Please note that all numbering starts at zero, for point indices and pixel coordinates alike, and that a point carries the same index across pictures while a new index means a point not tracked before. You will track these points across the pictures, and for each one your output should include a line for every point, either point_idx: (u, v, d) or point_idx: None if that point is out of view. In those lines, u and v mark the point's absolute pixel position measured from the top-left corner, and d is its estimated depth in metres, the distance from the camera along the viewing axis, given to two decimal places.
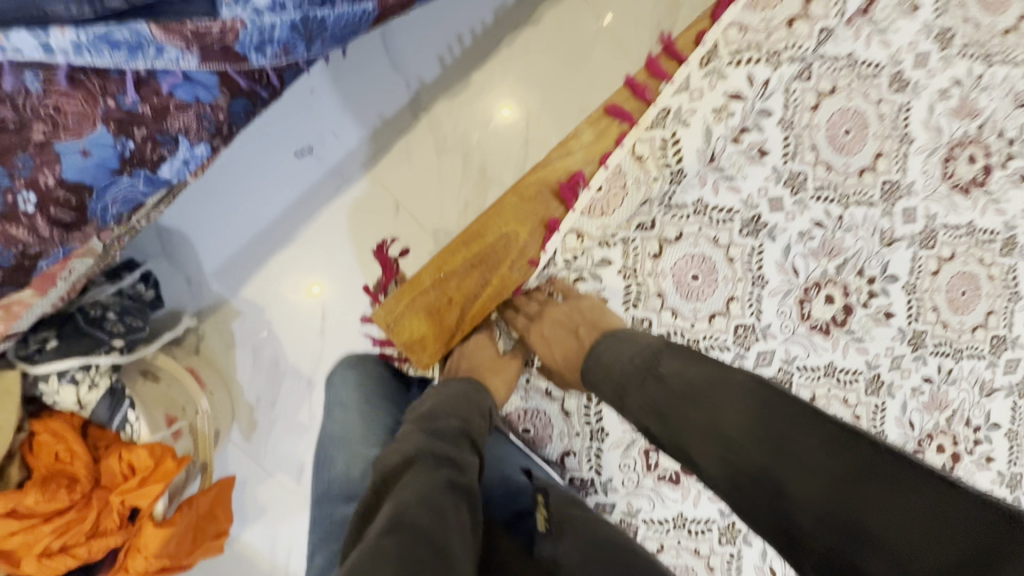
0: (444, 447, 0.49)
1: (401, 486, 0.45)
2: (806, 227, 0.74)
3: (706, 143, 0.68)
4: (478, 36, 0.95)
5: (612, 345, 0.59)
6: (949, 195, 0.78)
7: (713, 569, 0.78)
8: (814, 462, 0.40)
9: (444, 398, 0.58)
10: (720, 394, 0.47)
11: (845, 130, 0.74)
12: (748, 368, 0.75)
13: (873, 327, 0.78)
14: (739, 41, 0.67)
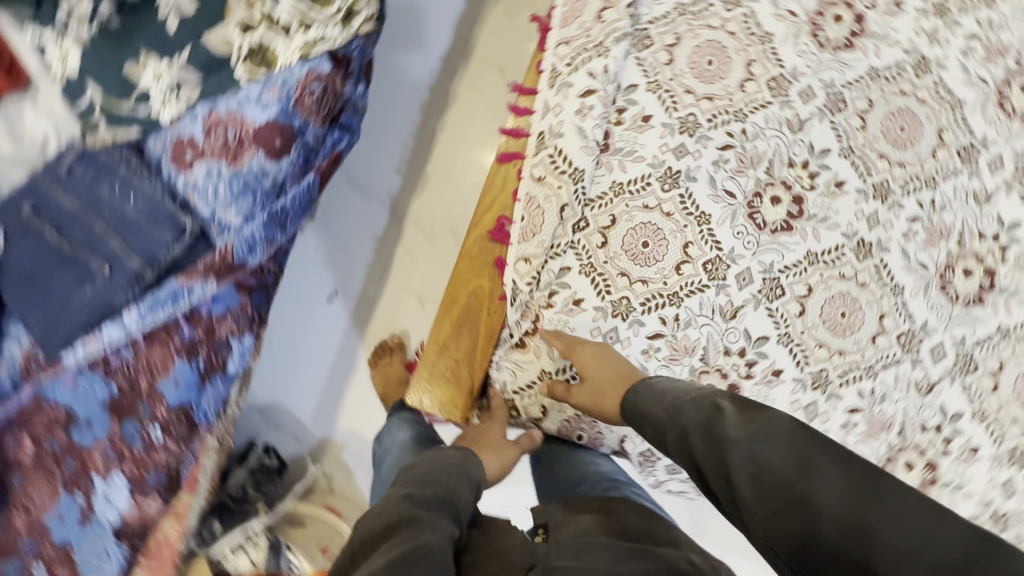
0: (425, 515, 0.57)
1: (374, 553, 0.53)
2: (716, 154, 0.79)
3: (584, 135, 0.79)
4: (414, 143, 1.23)
5: (665, 385, 0.68)
6: (835, 57, 0.82)
7: None
8: (838, 481, 0.51)
9: (431, 467, 0.66)
10: (761, 423, 0.56)
11: (707, 61, 0.81)
12: (734, 292, 0.79)
13: (833, 202, 0.81)
14: (569, 53, 0.82)
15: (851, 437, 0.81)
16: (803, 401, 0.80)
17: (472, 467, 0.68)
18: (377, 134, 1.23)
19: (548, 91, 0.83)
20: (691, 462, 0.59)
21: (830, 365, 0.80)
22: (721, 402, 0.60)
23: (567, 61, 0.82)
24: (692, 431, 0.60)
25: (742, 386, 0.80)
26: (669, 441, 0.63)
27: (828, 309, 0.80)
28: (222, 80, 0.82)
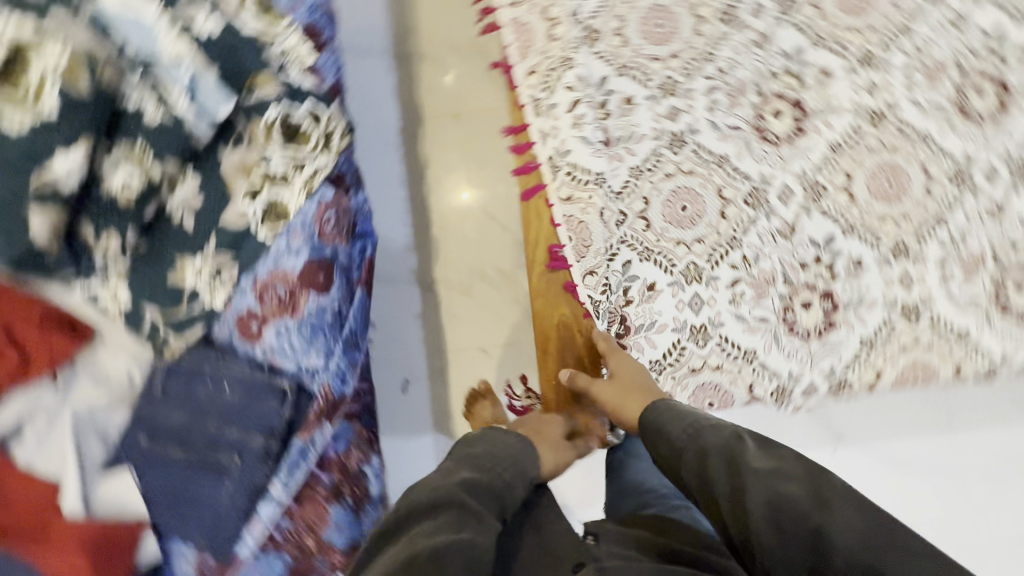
0: (475, 507, 0.66)
1: (419, 530, 0.63)
2: (706, 102, 0.86)
3: (591, 142, 0.83)
4: (415, 216, 1.37)
5: (688, 410, 0.74)
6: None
7: (929, 342, 0.84)
8: (851, 522, 0.57)
9: (486, 451, 0.75)
10: (779, 463, 0.62)
11: (655, 25, 0.84)
12: (778, 211, 0.87)
13: (828, 91, 0.84)
14: (539, 78, 0.81)
15: (951, 284, 0.83)
16: (891, 273, 0.85)
17: (527, 462, 0.76)
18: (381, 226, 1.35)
19: (540, 121, 0.80)
20: (703, 486, 0.65)
21: (900, 230, 0.84)
22: (744, 435, 0.66)
23: (542, 86, 0.81)
24: (714, 453, 0.65)
25: (831, 286, 0.86)
26: (683, 464, 0.68)
27: (873, 183, 0.85)
28: (252, 248, 0.86)
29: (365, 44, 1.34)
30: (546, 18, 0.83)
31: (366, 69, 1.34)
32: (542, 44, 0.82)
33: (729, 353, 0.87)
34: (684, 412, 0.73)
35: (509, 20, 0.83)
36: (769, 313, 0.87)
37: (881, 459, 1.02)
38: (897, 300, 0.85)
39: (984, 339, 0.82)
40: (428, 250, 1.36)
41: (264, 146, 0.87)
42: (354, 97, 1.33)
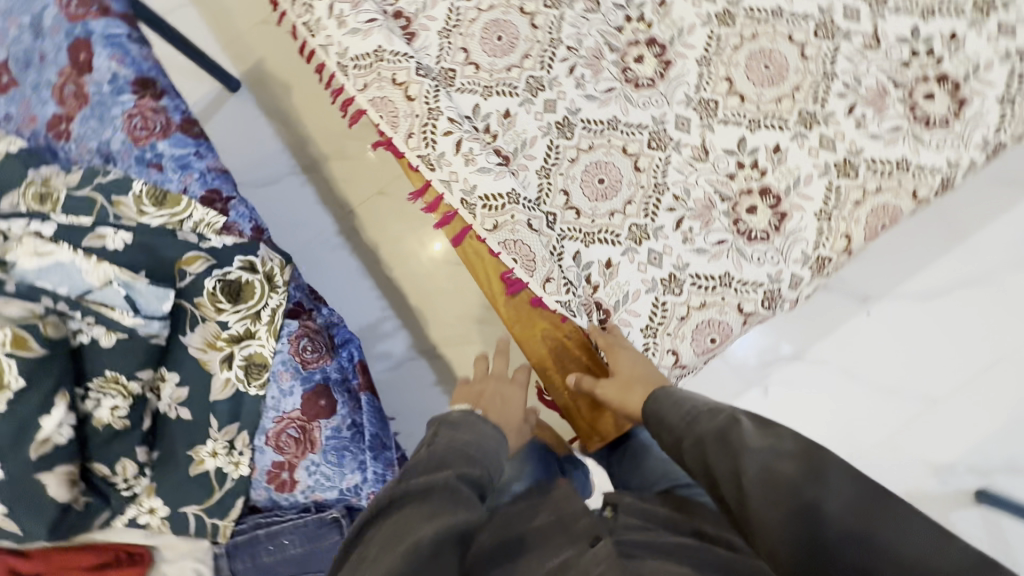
0: (466, 494, 0.65)
1: (411, 514, 0.63)
2: (573, 82, 0.88)
3: (485, 170, 0.84)
4: (387, 299, 1.41)
5: (689, 395, 0.72)
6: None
7: (879, 186, 0.83)
8: (847, 493, 0.53)
9: (469, 440, 0.74)
10: (783, 443, 0.58)
11: (497, 37, 0.89)
12: (685, 139, 0.86)
13: (673, 20, 0.88)
14: (419, 137, 0.86)
15: (870, 127, 0.83)
16: (814, 147, 0.84)
17: (495, 447, 0.76)
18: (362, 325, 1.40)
19: (437, 174, 0.85)
20: (700, 463, 0.63)
21: (798, 100, 0.84)
22: (739, 414, 0.63)
23: (424, 143, 0.85)
24: (708, 437, 0.63)
25: (766, 181, 0.84)
26: (685, 438, 0.66)
27: (753, 74, 0.86)
28: (251, 407, 0.90)
29: (275, 175, 1.46)
30: (399, 85, 0.87)
31: (284, 194, 1.46)
32: (405, 108, 0.87)
33: (709, 288, 0.84)
34: (680, 402, 0.71)
35: (369, 103, 0.88)
36: (724, 233, 0.85)
37: (919, 300, 1.44)
38: (827, 166, 0.83)
39: (925, 158, 0.82)
40: (412, 322, 1.40)
41: (214, 317, 0.91)
42: (285, 221, 1.45)
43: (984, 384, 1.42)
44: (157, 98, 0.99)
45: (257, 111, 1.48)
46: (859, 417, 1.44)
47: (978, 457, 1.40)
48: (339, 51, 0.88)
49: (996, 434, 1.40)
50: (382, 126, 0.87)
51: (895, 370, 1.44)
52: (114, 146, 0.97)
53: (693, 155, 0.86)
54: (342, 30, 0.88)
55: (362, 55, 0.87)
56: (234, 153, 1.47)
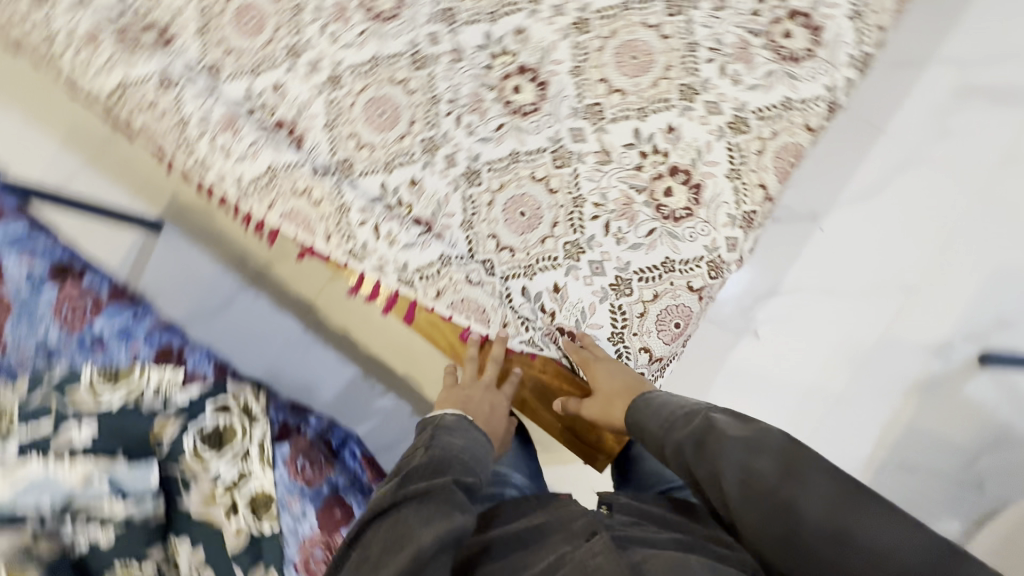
0: (459, 500, 0.75)
1: (412, 517, 0.72)
2: (460, 133, 0.88)
3: (411, 245, 0.94)
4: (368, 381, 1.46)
5: (667, 400, 0.83)
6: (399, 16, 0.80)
7: (773, 134, 0.85)
8: (820, 486, 0.61)
9: (458, 446, 0.87)
10: (763, 444, 0.66)
11: (376, 113, 0.86)
12: (583, 149, 0.89)
13: (535, 40, 0.83)
14: (343, 235, 0.94)
15: (750, 79, 0.83)
16: (703, 116, 0.86)
17: (481, 450, 0.90)
18: (355, 412, 1.45)
19: (367, 264, 0.95)
20: (685, 470, 0.72)
21: (673, 78, 0.85)
22: (713, 413, 0.73)
23: (344, 238, 0.94)
24: (687, 440, 0.72)
25: (672, 162, 0.87)
26: (665, 442, 0.77)
27: (624, 66, 0.84)
28: (270, 543, 0.89)
29: (225, 298, 1.45)
30: (306, 195, 0.92)
31: (241, 313, 1.46)
32: (315, 214, 0.93)
33: (651, 279, 0.84)
34: (665, 405, 0.82)
35: (281, 218, 0.94)
36: (653, 221, 0.85)
37: (862, 199, 1.49)
38: (721, 131, 0.86)
39: (804, 90, 0.84)
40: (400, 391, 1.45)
41: (204, 471, 0.91)
42: (252, 339, 1.45)
43: (950, 250, 1.47)
44: (78, 281, 1.01)
45: (184, 244, 1.46)
46: (852, 326, 1.49)
47: (968, 324, 1.46)
48: (234, 180, 0.91)
49: (975, 297, 1.46)
50: (301, 238, 0.96)
51: (866, 273, 1.48)
52: (52, 341, 0.96)
53: (598, 161, 0.90)
54: (230, 159, 0.90)
55: (258, 176, 0.91)
56: (178, 292, 1.45)
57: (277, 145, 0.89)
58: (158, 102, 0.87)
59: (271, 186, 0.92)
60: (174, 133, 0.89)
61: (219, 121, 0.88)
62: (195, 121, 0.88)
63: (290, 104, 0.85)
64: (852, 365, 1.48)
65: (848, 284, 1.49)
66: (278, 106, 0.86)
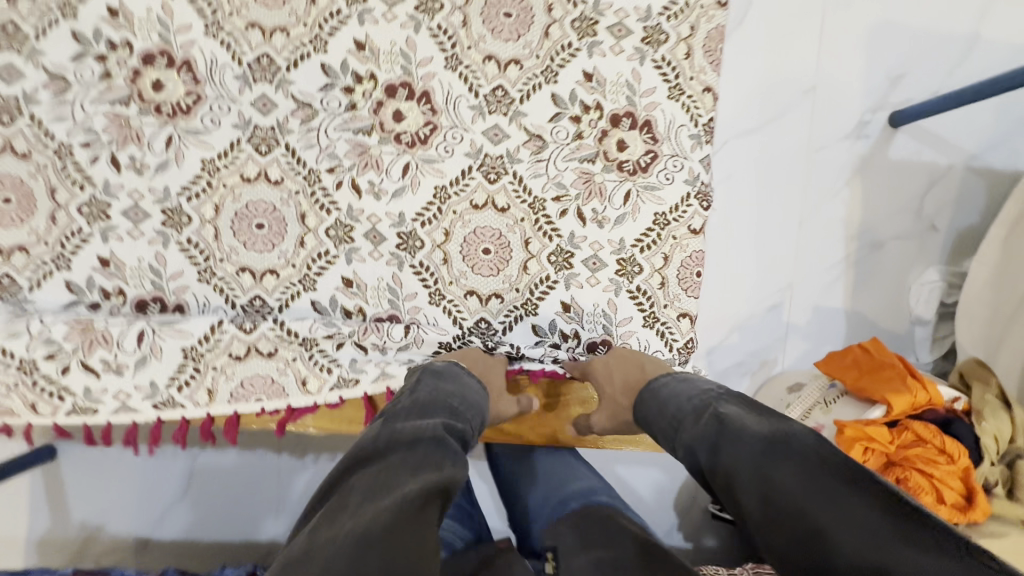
0: (452, 456, 0.51)
1: (397, 463, 0.49)
2: (367, 195, 0.72)
3: (404, 348, 0.73)
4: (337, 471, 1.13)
5: (674, 389, 0.66)
6: (203, 100, 0.69)
7: (693, 27, 0.74)
8: (858, 515, 0.44)
9: (452, 392, 0.62)
10: (785, 450, 0.51)
11: (256, 224, 0.71)
12: (510, 148, 0.73)
13: (389, 52, 0.70)
14: (316, 372, 0.72)
15: None
16: (615, 45, 0.73)
17: (481, 406, 0.64)
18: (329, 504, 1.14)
19: (364, 381, 0.72)
20: (701, 476, 0.57)
21: (562, 18, 0.72)
22: (722, 410, 0.58)
23: (324, 372, 0.72)
24: (697, 445, 0.57)
25: (610, 111, 0.74)
26: (677, 444, 0.61)
27: (500, 31, 0.71)
28: None
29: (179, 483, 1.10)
30: (235, 354, 0.71)
31: (209, 483, 1.11)
32: (274, 367, 0.71)
33: (652, 245, 0.75)
34: (677, 388, 0.65)
35: (230, 404, 0.71)
36: (616, 188, 0.75)
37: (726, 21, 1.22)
38: (641, 53, 0.73)
39: None
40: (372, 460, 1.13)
41: None
42: (241, 502, 1.12)
43: (835, 24, 1.24)
44: None
45: (87, 455, 1.07)
46: (784, 158, 1.28)
47: (874, 90, 1.29)
48: (146, 392, 0.70)
49: (874, 61, 1.27)
50: (267, 406, 0.71)
51: (767, 92, 1.25)
52: None
53: (533, 151, 0.73)
54: (127, 373, 0.70)
55: (174, 378, 0.70)
56: (121, 509, 1.10)
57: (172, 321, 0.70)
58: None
59: (200, 375, 0.71)
60: (24, 387, 0.68)
61: (80, 341, 0.69)
62: (49, 357, 0.68)
63: (135, 273, 0.70)
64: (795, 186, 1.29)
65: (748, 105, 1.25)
66: (123, 285, 0.70)
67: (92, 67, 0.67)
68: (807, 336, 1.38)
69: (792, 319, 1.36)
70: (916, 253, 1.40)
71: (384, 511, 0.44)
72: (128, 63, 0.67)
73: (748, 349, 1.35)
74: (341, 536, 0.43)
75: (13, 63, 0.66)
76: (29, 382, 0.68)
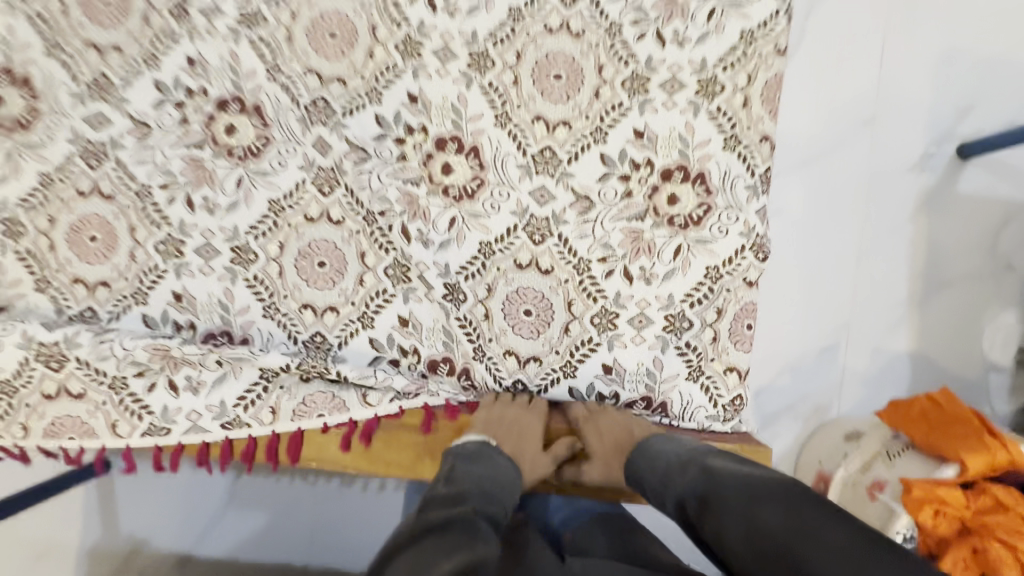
0: (463, 537, 0.47)
1: (431, 545, 0.46)
2: (419, 239, 0.72)
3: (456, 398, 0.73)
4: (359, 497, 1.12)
5: (663, 445, 0.64)
6: (272, 142, 0.72)
7: (749, 75, 0.72)
8: (841, 547, 0.44)
9: (485, 473, 0.58)
10: (770, 492, 0.51)
11: (317, 263, 0.73)
12: (558, 201, 0.72)
13: (442, 105, 0.72)
14: (378, 391, 0.72)
15: (694, 35, 0.72)
16: (667, 100, 0.72)
17: (513, 488, 0.59)
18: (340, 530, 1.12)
19: (426, 390, 0.72)
20: (688, 528, 0.55)
21: (612, 78, 0.72)
22: (707, 461, 0.57)
23: (388, 397, 0.71)
24: (686, 499, 0.56)
25: (661, 165, 0.72)
26: (665, 498, 0.58)
27: (550, 93, 0.72)
28: None
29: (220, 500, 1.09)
30: (303, 375, 0.72)
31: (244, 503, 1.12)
32: (339, 386, 0.72)
33: (703, 299, 0.72)
34: (670, 442, 0.64)
35: (294, 420, 0.70)
36: (666, 236, 0.72)
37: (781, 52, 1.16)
38: (694, 106, 0.72)
39: (758, 13, 0.71)
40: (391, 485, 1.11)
41: None
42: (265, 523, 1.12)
43: (895, 55, 1.17)
44: None
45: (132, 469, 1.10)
46: (842, 191, 1.20)
47: (937, 121, 1.20)
48: (215, 412, 0.69)
49: (938, 92, 1.19)
50: (331, 421, 0.70)
51: (824, 122, 1.18)
52: None
53: (580, 211, 0.72)
54: (203, 392, 0.69)
55: (243, 397, 0.70)
56: (160, 522, 1.09)
57: (246, 355, 0.71)
58: (86, 390, 0.68)
59: (267, 394, 0.70)
60: (110, 406, 0.68)
61: (163, 363, 0.69)
62: (138, 375, 0.68)
63: (205, 307, 0.72)
64: (854, 221, 1.21)
65: (806, 136, 1.18)
66: (194, 319, 0.72)
67: (172, 113, 0.72)
68: (864, 382, 1.27)
69: (848, 362, 1.26)
70: (990, 294, 1.26)
71: None
72: (205, 110, 0.72)
73: (799, 391, 1.26)
74: None
75: (103, 111, 0.71)
76: (116, 401, 0.68)
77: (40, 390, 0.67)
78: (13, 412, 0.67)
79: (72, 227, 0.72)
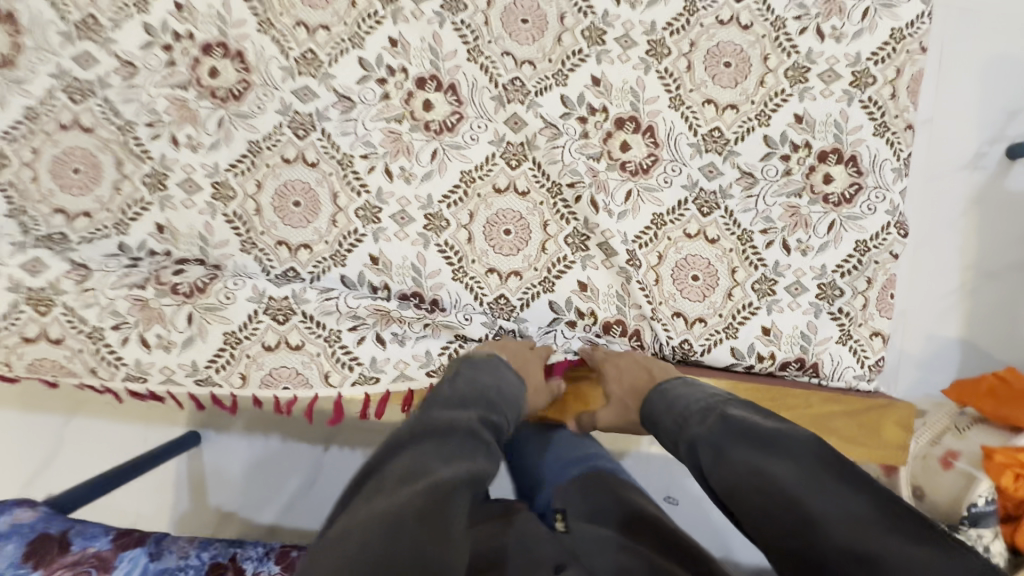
0: (458, 442, 0.51)
1: (428, 450, 0.50)
2: (601, 209, 0.78)
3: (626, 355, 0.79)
4: None
5: (682, 391, 0.63)
6: (465, 119, 0.78)
7: (898, 69, 0.79)
8: (851, 504, 0.45)
9: (490, 383, 0.62)
10: (787, 441, 0.50)
11: (504, 230, 0.79)
12: (724, 179, 0.80)
13: (623, 88, 0.79)
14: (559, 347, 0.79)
15: (850, 32, 0.79)
16: (824, 89, 0.79)
17: (514, 399, 0.63)
18: None
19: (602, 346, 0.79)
20: (697, 471, 0.55)
21: (776, 67, 0.79)
22: (726, 410, 0.56)
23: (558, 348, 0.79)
24: (698, 439, 0.55)
25: (818, 148, 0.80)
26: (680, 440, 0.58)
27: (720, 79, 0.79)
28: None
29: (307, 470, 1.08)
30: (492, 333, 0.78)
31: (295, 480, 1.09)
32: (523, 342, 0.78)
33: (853, 270, 0.80)
34: (691, 385, 0.64)
35: None
36: (821, 210, 0.80)
37: None
38: (849, 96, 0.79)
39: (906, 14, 0.79)
40: None
41: None
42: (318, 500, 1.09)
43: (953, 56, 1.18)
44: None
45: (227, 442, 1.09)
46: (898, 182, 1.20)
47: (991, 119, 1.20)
48: (421, 362, 0.75)
49: (994, 91, 1.19)
50: None
51: None
52: None
53: (744, 188, 0.80)
54: (407, 345, 0.76)
55: (444, 349, 0.76)
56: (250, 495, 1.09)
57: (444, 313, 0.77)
58: (303, 342, 0.74)
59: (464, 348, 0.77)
60: (324, 357, 0.74)
61: (374, 317, 0.76)
62: (350, 329, 0.75)
63: (400, 270, 0.78)
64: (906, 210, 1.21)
65: None
66: (388, 280, 0.78)
67: (374, 89, 0.77)
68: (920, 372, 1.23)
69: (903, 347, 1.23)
70: None
71: (417, 495, 0.44)
72: (405, 86, 0.77)
73: None
74: (360, 524, 0.43)
75: (309, 85, 0.76)
76: (329, 352, 0.74)
77: (261, 342, 0.74)
78: (234, 362, 0.74)
79: (280, 191, 0.77)
